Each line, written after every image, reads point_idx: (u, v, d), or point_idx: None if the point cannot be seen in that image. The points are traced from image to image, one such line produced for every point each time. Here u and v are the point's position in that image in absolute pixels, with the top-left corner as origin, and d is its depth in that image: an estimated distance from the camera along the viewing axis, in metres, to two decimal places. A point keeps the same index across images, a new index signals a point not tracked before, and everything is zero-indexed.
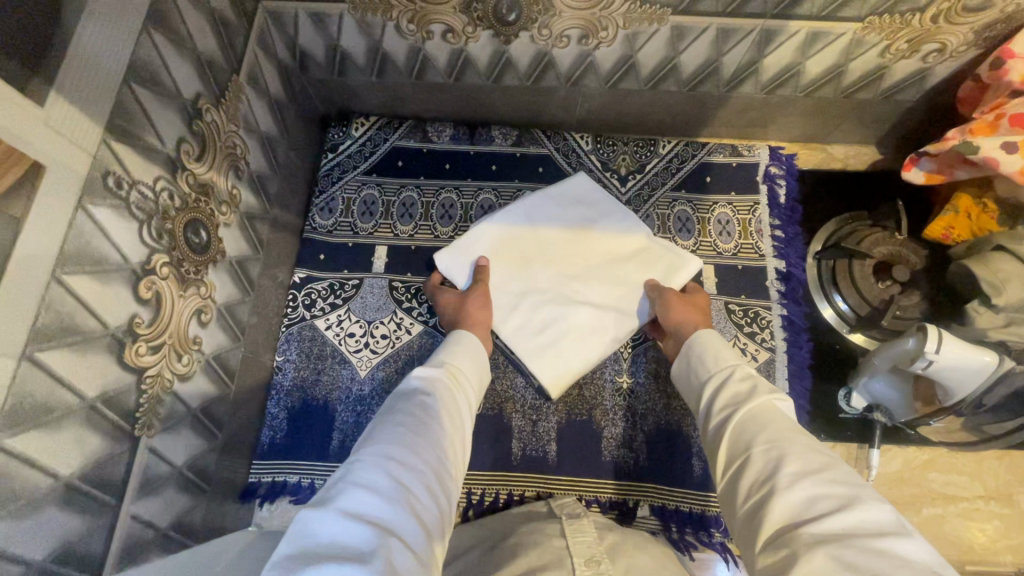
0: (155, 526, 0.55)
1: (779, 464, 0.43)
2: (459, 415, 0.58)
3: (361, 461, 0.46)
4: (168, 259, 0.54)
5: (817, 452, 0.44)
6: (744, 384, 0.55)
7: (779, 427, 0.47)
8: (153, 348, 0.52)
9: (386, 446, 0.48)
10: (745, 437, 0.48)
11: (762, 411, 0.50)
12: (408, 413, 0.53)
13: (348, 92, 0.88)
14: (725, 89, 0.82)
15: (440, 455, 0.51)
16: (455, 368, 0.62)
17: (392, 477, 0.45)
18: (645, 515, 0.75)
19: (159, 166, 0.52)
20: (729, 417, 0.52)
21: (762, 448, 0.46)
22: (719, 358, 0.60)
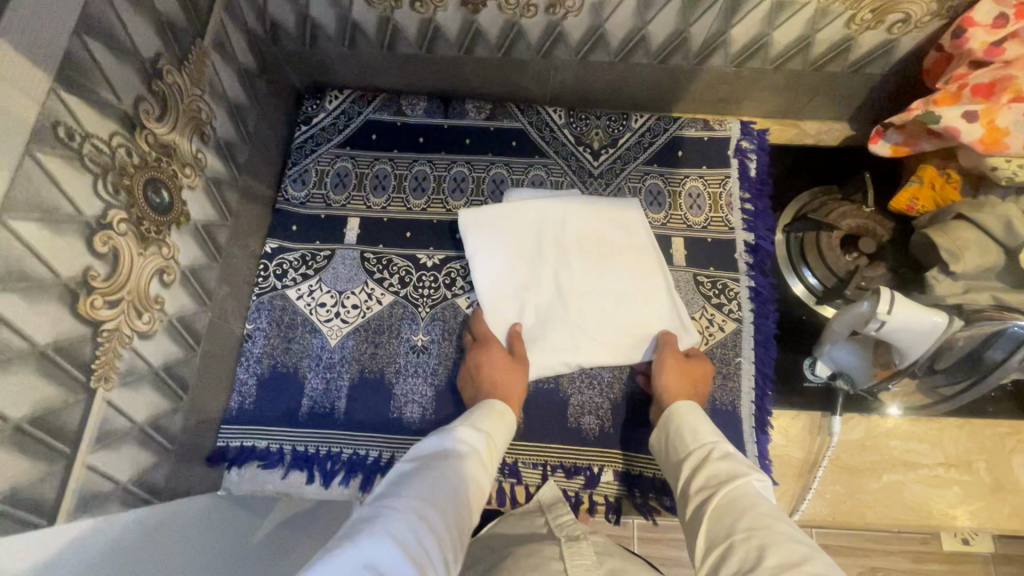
0: (115, 479, 0.56)
1: (759, 556, 0.44)
2: (478, 494, 0.59)
3: (388, 515, 0.48)
4: (127, 216, 0.54)
5: (793, 539, 0.45)
6: (722, 460, 0.57)
7: (757, 512, 0.48)
8: (110, 303, 0.53)
9: (414, 505, 0.50)
10: (727, 526, 0.48)
11: (746, 489, 0.52)
12: (436, 476, 0.55)
13: (321, 64, 0.88)
14: (695, 62, 0.83)
15: (455, 529, 0.52)
16: (485, 438, 0.64)
17: (416, 540, 0.46)
18: (609, 480, 0.76)
19: (115, 122, 0.52)
20: (705, 496, 0.53)
21: (743, 538, 0.46)
22: (694, 435, 0.62)
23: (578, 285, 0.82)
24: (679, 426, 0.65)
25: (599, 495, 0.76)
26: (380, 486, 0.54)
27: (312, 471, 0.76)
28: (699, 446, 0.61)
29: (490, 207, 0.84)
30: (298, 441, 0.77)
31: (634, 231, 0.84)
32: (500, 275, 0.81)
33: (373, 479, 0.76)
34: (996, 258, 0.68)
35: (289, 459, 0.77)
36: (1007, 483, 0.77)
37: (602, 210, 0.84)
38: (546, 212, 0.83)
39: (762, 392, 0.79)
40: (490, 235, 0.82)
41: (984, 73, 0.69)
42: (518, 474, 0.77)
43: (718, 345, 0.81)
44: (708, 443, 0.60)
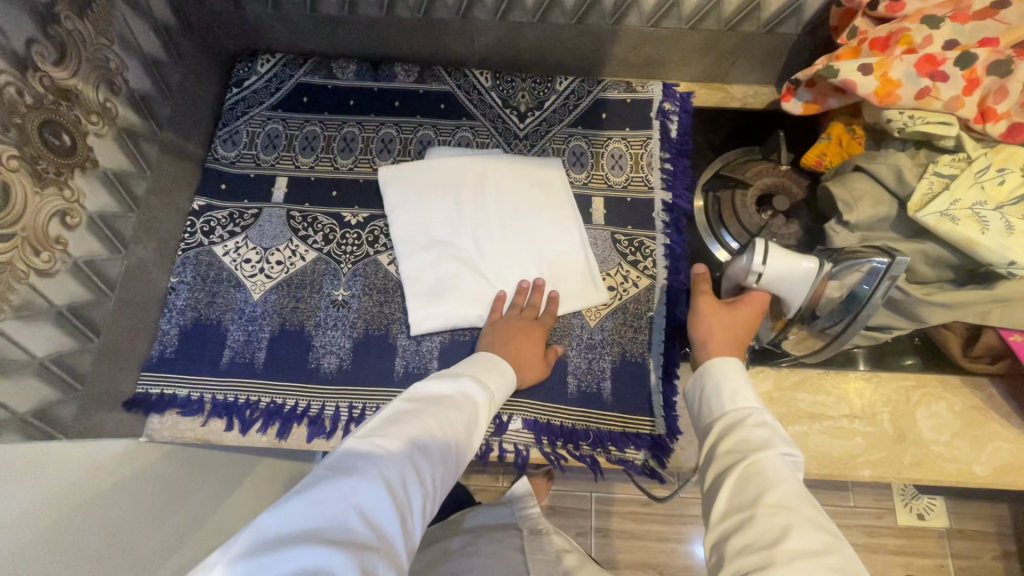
0: (12, 409, 0.58)
1: (783, 537, 0.44)
2: (477, 432, 0.62)
3: (382, 457, 0.52)
4: (19, 154, 0.56)
5: (818, 528, 0.45)
6: (761, 429, 0.54)
7: (787, 491, 0.48)
8: (1, 236, 0.55)
9: (408, 448, 0.53)
10: (749, 495, 0.49)
11: (780, 461, 0.50)
12: (436, 420, 0.57)
13: (250, 26, 0.90)
14: (612, 22, 0.84)
15: (446, 469, 0.56)
16: (489, 390, 0.65)
17: (403, 484, 0.51)
18: (518, 429, 0.77)
19: (2, 61, 0.54)
20: (741, 458, 0.52)
21: (770, 513, 0.46)
22: (739, 396, 0.58)
23: (496, 240, 0.83)
24: (726, 377, 0.60)
25: (508, 443, 0.77)
26: (383, 415, 0.57)
27: (231, 418, 0.78)
28: (740, 406, 0.57)
29: (408, 165, 0.86)
30: (217, 391, 0.79)
31: (554, 186, 0.86)
32: (415, 230, 0.83)
33: (289, 425, 0.78)
34: (888, 208, 0.70)
35: (209, 407, 0.79)
36: (911, 435, 0.77)
37: (524, 165, 0.86)
38: (462, 167, 0.85)
39: (672, 344, 0.80)
40: (407, 192, 0.84)
41: (881, 27, 0.70)
42: None
43: (631, 300, 0.83)
44: (754, 408, 0.57)
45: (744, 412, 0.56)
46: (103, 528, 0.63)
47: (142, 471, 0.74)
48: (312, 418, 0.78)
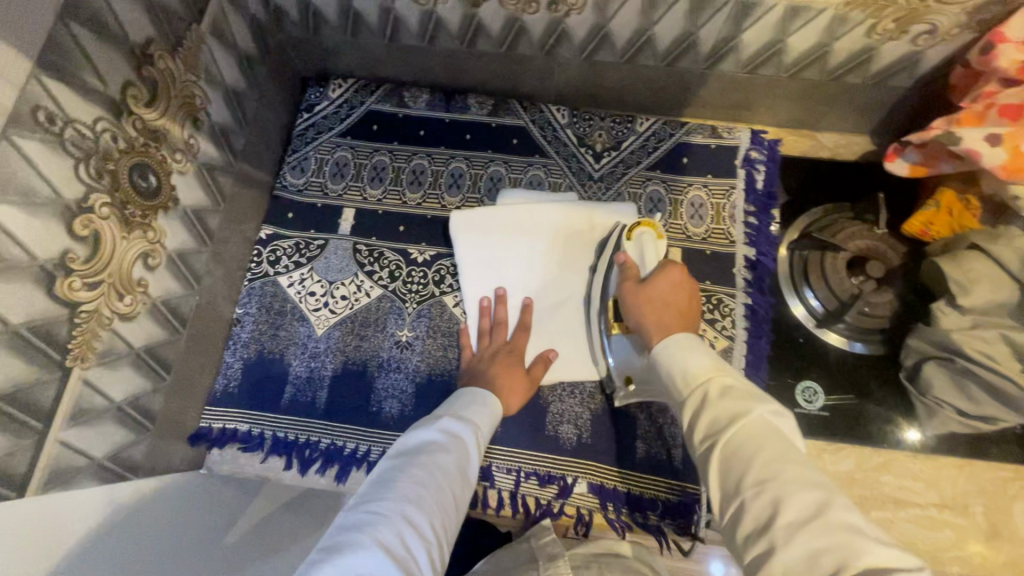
0: (89, 455, 0.58)
1: (772, 514, 0.39)
2: (469, 471, 0.59)
3: (374, 524, 0.48)
4: (110, 201, 0.55)
5: (811, 484, 0.40)
6: (724, 402, 0.47)
7: (767, 460, 0.42)
8: (90, 284, 0.54)
9: (400, 506, 0.50)
10: (733, 476, 0.43)
11: (754, 428, 0.44)
12: (424, 470, 0.54)
13: (325, 52, 0.87)
14: (705, 66, 0.79)
15: (445, 519, 0.53)
16: (473, 421, 0.63)
17: (402, 544, 0.47)
18: (582, 492, 0.75)
19: (100, 108, 0.53)
20: (711, 445, 0.45)
21: (756, 494, 0.40)
22: (689, 373, 0.52)
23: (566, 291, 0.81)
24: (670, 360, 0.54)
25: (571, 506, 0.75)
26: (369, 484, 0.54)
27: (291, 457, 0.78)
28: (691, 387, 0.51)
29: (480, 208, 0.83)
30: (277, 428, 0.78)
31: None
32: (484, 279, 0.82)
33: (349, 469, 0.77)
34: (1006, 294, 0.64)
35: (269, 443, 0.78)
36: (1006, 531, 0.73)
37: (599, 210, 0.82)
38: (535, 213, 0.82)
39: None
40: (478, 237, 0.82)
41: (1014, 93, 0.63)
42: (491, 478, 0.76)
43: None
44: (706, 378, 0.50)
45: (699, 388, 0.50)
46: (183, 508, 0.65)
47: (184, 487, 0.69)
48: (372, 464, 0.76)
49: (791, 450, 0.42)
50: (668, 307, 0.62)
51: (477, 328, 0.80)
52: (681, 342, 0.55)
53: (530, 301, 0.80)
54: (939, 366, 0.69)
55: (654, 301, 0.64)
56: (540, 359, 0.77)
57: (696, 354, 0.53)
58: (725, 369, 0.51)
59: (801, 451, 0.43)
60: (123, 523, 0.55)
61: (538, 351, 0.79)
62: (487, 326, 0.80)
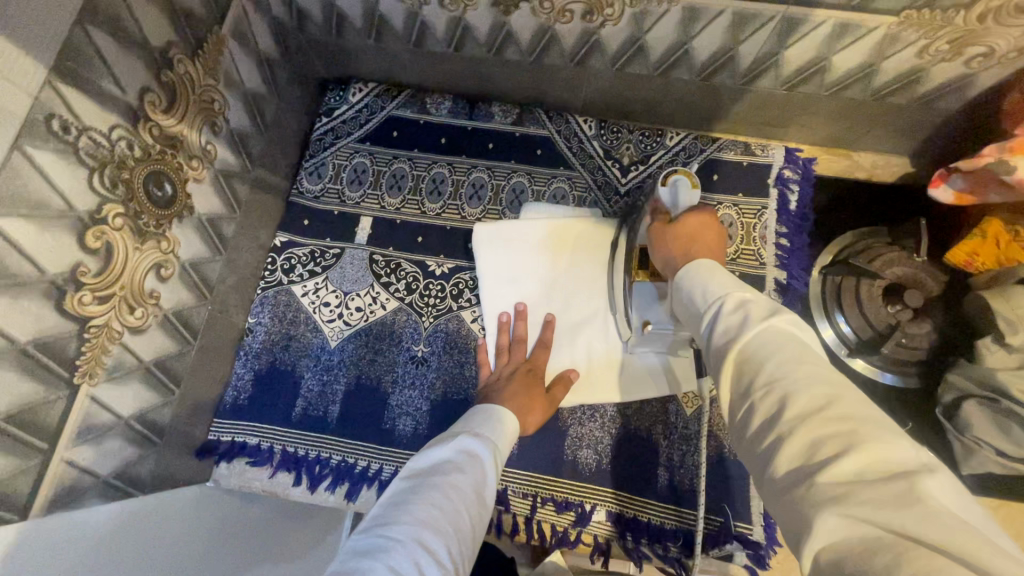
0: (94, 474, 0.55)
1: (781, 410, 0.36)
2: (487, 495, 0.54)
3: (386, 548, 0.43)
4: (124, 211, 0.53)
5: (827, 382, 0.36)
6: (738, 316, 0.44)
7: (781, 360, 0.39)
8: (100, 298, 0.52)
9: (414, 530, 0.45)
10: (744, 378, 0.40)
11: (770, 335, 0.41)
12: (440, 491, 0.50)
13: (347, 55, 0.85)
14: (742, 82, 0.76)
15: (461, 546, 0.48)
16: (490, 440, 0.59)
17: (419, 571, 0.42)
18: (600, 520, 0.72)
19: (117, 114, 0.51)
20: (725, 352, 0.42)
21: (765, 392, 0.38)
22: (709, 292, 0.48)
23: (588, 310, 0.78)
24: (693, 282, 0.51)
25: (589, 535, 0.72)
26: (380, 507, 0.49)
27: (300, 473, 0.75)
28: (710, 304, 0.47)
29: (504, 222, 0.81)
30: (288, 443, 0.76)
31: None
32: (505, 295, 0.79)
33: (357, 489, 0.74)
34: None
35: (277, 458, 0.75)
36: None
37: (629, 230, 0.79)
38: (559, 231, 0.79)
39: None
40: (500, 253, 0.79)
41: None
42: (506, 502, 0.74)
43: None
44: (724, 295, 0.47)
45: (716, 304, 0.47)
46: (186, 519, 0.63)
47: (184, 501, 0.66)
48: (383, 484, 0.74)
49: (809, 353, 0.39)
50: (698, 244, 0.59)
51: (494, 345, 0.78)
52: (704, 265, 0.52)
53: (552, 318, 0.77)
54: (980, 404, 0.66)
55: (684, 235, 0.61)
56: (561, 378, 0.74)
57: (723, 275, 0.50)
58: (748, 288, 0.47)
59: (822, 357, 0.40)
60: (122, 551, 0.51)
61: (557, 371, 0.76)
62: (506, 343, 0.77)
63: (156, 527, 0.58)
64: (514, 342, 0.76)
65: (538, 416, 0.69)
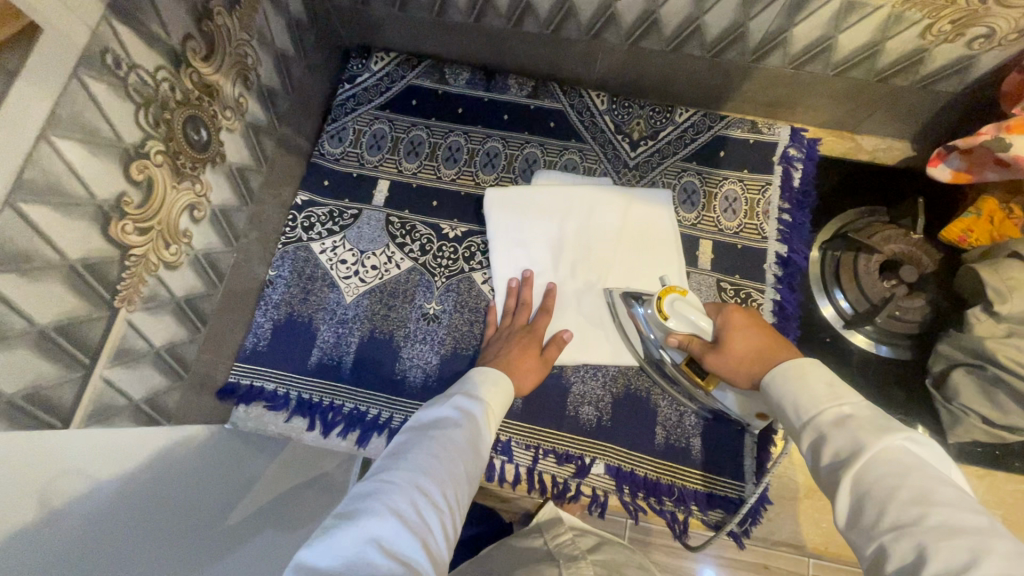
0: (129, 397, 0.59)
1: (920, 559, 0.37)
2: (481, 449, 0.58)
3: (389, 490, 0.47)
4: (164, 149, 0.57)
5: (958, 529, 0.37)
6: (845, 435, 0.47)
7: (905, 500, 0.40)
8: (141, 229, 0.56)
9: (413, 475, 0.50)
10: (869, 516, 0.42)
11: (884, 465, 0.43)
12: (436, 442, 0.54)
13: (371, 24, 0.88)
14: (751, 59, 0.79)
15: (457, 490, 0.52)
16: (485, 401, 0.63)
17: (417, 509, 0.47)
18: (599, 473, 0.76)
19: (161, 56, 0.54)
20: (838, 482, 0.45)
21: (895, 539, 0.39)
22: (801, 407, 0.52)
23: (594, 276, 0.81)
24: (784, 398, 0.54)
25: (587, 486, 0.76)
26: (384, 456, 0.53)
27: (314, 419, 0.79)
28: (807, 419, 0.51)
29: (516, 187, 0.84)
30: (303, 390, 0.80)
31: (658, 222, 0.83)
32: (515, 258, 0.82)
33: (365, 433, 0.78)
34: None
35: (294, 404, 0.79)
36: None
37: (636, 199, 0.83)
38: (568, 198, 0.82)
39: None
40: (511, 216, 0.82)
41: None
42: (510, 453, 0.77)
43: None
44: (820, 411, 0.50)
45: (812, 425, 0.50)
46: (214, 459, 0.66)
47: (213, 443, 0.70)
48: (392, 432, 0.77)
49: (930, 484, 0.41)
50: (760, 351, 0.61)
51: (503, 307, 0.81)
52: (793, 369, 0.55)
53: (553, 287, 0.80)
54: (969, 374, 0.69)
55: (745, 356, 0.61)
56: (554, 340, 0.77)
57: (815, 383, 0.52)
58: (842, 393, 0.51)
59: (956, 488, 0.41)
60: (163, 478, 0.55)
61: (553, 332, 0.78)
62: (512, 306, 0.80)
63: (190, 467, 0.61)
64: (518, 307, 0.79)
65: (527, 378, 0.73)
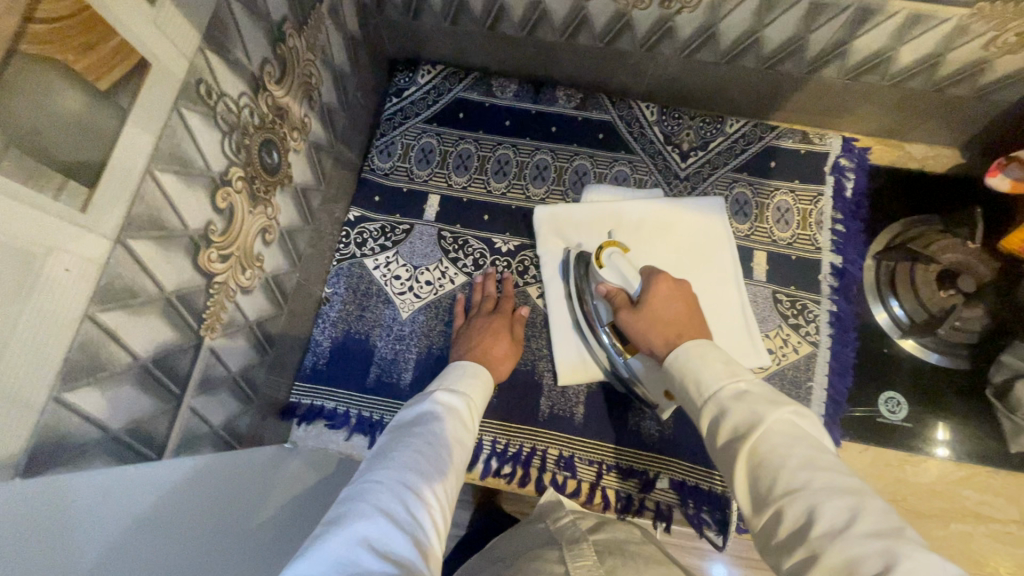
0: (209, 424, 0.59)
1: (808, 522, 0.39)
2: (464, 444, 0.58)
3: (377, 489, 0.47)
4: (244, 174, 0.56)
5: (841, 490, 0.40)
6: (743, 408, 0.47)
7: (797, 464, 0.42)
8: (223, 257, 0.55)
9: (399, 473, 0.49)
10: (763, 484, 0.43)
11: (777, 434, 0.44)
12: (419, 440, 0.54)
13: (420, 38, 0.88)
14: (806, 71, 0.78)
15: (445, 484, 0.52)
16: (467, 398, 0.63)
17: (406, 505, 0.46)
18: (663, 488, 0.76)
19: (243, 83, 0.54)
20: (737, 450, 0.45)
21: (785, 501, 0.41)
22: (703, 384, 0.51)
23: None
24: (686, 373, 0.54)
25: (651, 500, 0.76)
26: (370, 460, 0.52)
27: (374, 436, 0.78)
28: (707, 396, 0.50)
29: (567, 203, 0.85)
30: (363, 407, 0.80)
31: (713, 234, 0.83)
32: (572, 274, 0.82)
33: None
34: None
35: (353, 421, 0.79)
36: None
37: (687, 211, 0.83)
38: (620, 212, 0.83)
39: (833, 422, 0.77)
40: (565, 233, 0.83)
41: None
42: (573, 468, 0.77)
43: (791, 367, 0.79)
44: (720, 387, 0.50)
45: (713, 401, 0.50)
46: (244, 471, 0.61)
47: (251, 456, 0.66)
48: None
49: (821, 451, 0.43)
50: (671, 324, 0.61)
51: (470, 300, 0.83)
52: (696, 348, 0.54)
53: (509, 276, 0.85)
54: None
55: (654, 319, 0.62)
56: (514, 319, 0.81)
57: (716, 360, 0.53)
58: (739, 371, 0.51)
59: (835, 456, 0.43)
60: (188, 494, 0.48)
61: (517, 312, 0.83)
62: (478, 299, 0.83)
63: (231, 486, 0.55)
64: (483, 296, 0.82)
65: (501, 361, 0.74)
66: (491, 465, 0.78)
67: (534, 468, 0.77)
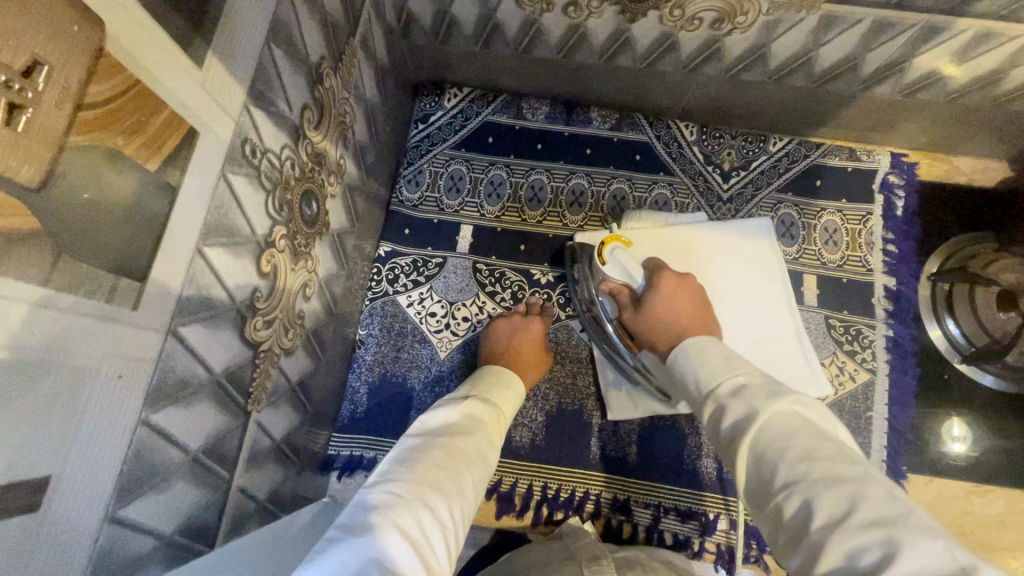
0: (256, 498, 0.55)
1: (807, 516, 0.35)
2: (492, 452, 0.51)
3: (392, 508, 0.39)
4: (286, 232, 0.52)
5: (837, 477, 0.36)
6: (739, 402, 0.43)
7: (793, 455, 0.38)
8: (267, 322, 0.51)
9: (417, 487, 0.41)
10: (764, 474, 0.39)
11: (774, 427, 0.40)
12: (445, 449, 0.46)
13: (447, 62, 0.83)
14: (858, 88, 0.75)
15: (465, 502, 0.44)
16: (497, 404, 0.55)
17: (420, 531, 0.38)
18: (724, 529, 0.73)
19: (285, 134, 0.49)
20: (735, 449, 0.41)
21: (783, 495, 0.37)
22: (702, 381, 0.48)
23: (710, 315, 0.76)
24: (685, 370, 0.51)
25: (712, 544, 0.72)
26: (388, 463, 0.44)
27: None
28: (705, 393, 0.47)
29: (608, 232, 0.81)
30: None
31: (763, 258, 0.78)
32: None
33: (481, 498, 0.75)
34: None
35: None
36: None
37: (732, 235, 0.79)
38: (668, 236, 0.78)
39: (896, 453, 0.75)
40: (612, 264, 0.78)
41: None
42: (629, 512, 0.74)
43: (849, 397, 0.77)
44: (716, 385, 0.47)
45: (711, 395, 0.47)
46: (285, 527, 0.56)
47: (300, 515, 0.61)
48: (504, 496, 0.74)
49: (821, 438, 0.39)
50: (669, 318, 0.59)
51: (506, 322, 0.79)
52: (694, 348, 0.52)
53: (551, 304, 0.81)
54: None
55: (655, 315, 0.60)
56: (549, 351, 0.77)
57: (714, 356, 0.50)
58: (739, 365, 0.48)
59: (839, 441, 0.39)
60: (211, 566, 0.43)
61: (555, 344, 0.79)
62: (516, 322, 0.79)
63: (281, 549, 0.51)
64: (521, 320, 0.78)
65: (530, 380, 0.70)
66: (542, 512, 0.74)
67: (588, 514, 0.74)
